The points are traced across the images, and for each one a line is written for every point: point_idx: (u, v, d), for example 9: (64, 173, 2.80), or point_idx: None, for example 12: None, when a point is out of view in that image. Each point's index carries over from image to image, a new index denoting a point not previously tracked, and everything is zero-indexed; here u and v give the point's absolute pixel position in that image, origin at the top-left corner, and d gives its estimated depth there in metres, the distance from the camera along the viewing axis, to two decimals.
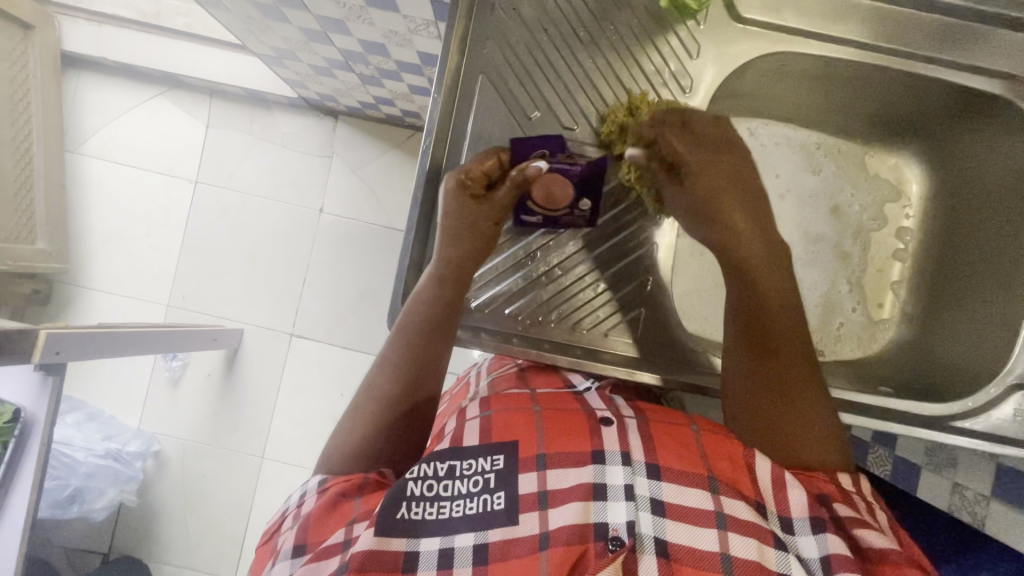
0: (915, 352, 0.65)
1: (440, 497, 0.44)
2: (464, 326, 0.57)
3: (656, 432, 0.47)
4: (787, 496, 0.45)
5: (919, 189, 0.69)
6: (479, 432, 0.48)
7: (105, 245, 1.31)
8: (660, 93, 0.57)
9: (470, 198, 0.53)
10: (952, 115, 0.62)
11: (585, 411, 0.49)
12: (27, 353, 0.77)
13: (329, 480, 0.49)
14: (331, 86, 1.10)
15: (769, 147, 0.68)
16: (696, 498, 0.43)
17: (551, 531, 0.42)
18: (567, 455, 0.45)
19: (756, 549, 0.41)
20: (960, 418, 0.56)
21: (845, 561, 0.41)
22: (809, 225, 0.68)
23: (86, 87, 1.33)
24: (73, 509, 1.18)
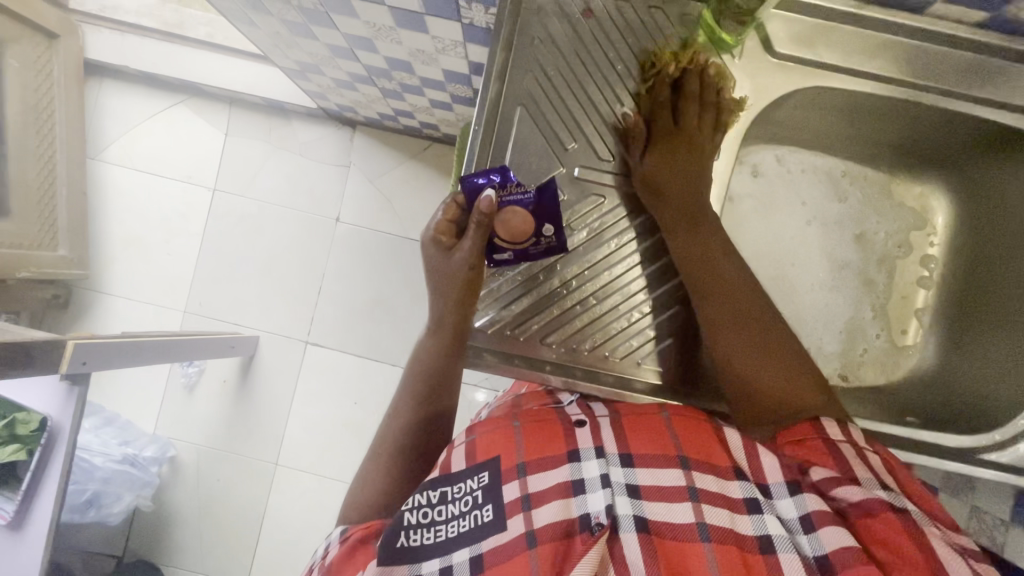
0: (940, 380, 0.67)
1: (435, 522, 0.44)
2: (498, 352, 0.58)
3: (628, 426, 0.48)
4: (761, 462, 0.45)
5: (945, 219, 0.71)
6: (462, 452, 0.48)
7: (123, 251, 1.32)
8: None
9: (443, 248, 0.58)
10: (981, 150, 0.63)
11: (561, 417, 0.50)
12: (55, 363, 0.79)
13: (350, 530, 0.50)
14: (352, 98, 1.11)
15: (796, 174, 0.70)
16: (668, 476, 0.44)
17: (538, 529, 0.42)
18: (543, 458, 0.46)
19: (728, 516, 0.42)
20: (987, 450, 0.57)
21: (823, 514, 0.41)
22: (833, 251, 0.69)
23: (108, 94, 1.34)
24: (90, 514, 1.16)
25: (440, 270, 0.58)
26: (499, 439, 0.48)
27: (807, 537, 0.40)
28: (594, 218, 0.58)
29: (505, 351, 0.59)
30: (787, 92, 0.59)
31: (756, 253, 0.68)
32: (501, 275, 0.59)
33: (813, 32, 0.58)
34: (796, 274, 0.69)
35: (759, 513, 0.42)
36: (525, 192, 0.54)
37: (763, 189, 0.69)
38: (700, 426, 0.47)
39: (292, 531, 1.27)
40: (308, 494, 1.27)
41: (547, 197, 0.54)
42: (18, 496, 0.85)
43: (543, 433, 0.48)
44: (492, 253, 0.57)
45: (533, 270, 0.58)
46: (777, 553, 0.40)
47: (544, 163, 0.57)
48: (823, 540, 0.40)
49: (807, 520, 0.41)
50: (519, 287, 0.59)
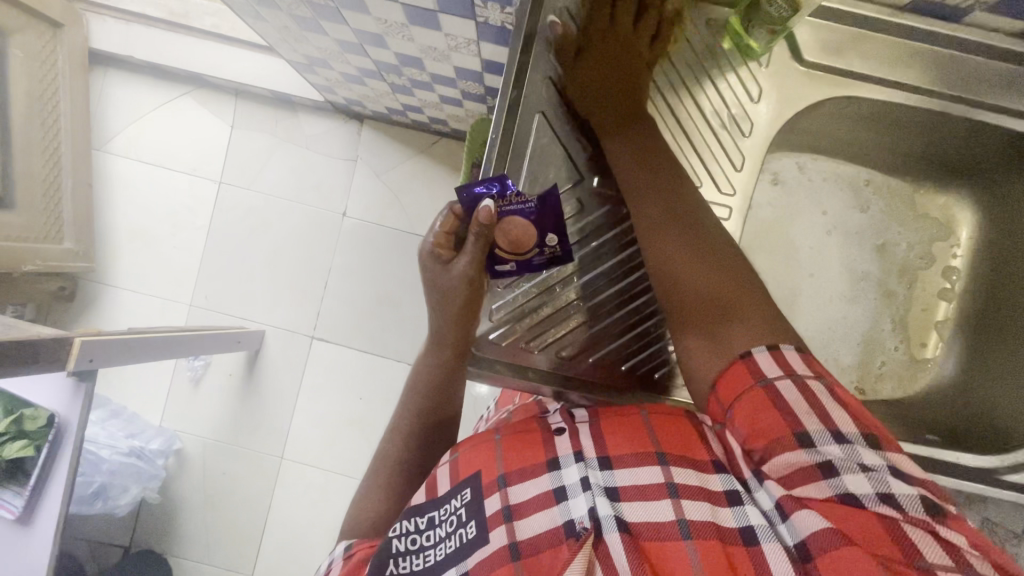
0: (958, 396, 0.66)
1: (424, 548, 0.44)
2: (512, 364, 0.58)
3: (605, 427, 0.45)
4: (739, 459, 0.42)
5: (970, 233, 0.70)
6: (447, 471, 0.48)
7: (130, 243, 1.32)
8: (720, 133, 0.59)
9: (440, 262, 0.56)
10: (1011, 162, 0.63)
11: (541, 424, 0.49)
12: (62, 361, 0.78)
13: (354, 547, 0.50)
14: (361, 92, 1.09)
15: (817, 182, 0.69)
16: (647, 473, 0.41)
17: (520, 542, 0.40)
18: (522, 469, 0.44)
19: (709, 510, 0.39)
20: (1006, 472, 0.57)
21: (795, 502, 0.38)
22: (853, 262, 0.68)
23: (113, 84, 1.32)
24: (97, 505, 1.19)
25: (438, 284, 0.56)
26: (479, 452, 0.47)
27: (785, 527, 0.38)
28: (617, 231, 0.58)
29: (519, 366, 0.58)
30: (818, 101, 0.61)
31: (776, 262, 0.67)
32: (516, 289, 0.58)
33: (845, 42, 0.59)
34: (813, 285, 0.68)
35: (740, 505, 0.40)
36: (525, 201, 0.53)
37: (783, 197, 0.68)
38: (679, 422, 0.45)
39: (298, 525, 1.27)
40: (313, 489, 1.28)
41: (550, 206, 0.54)
42: (26, 491, 0.85)
43: (521, 442, 0.47)
44: (493, 262, 0.56)
45: (550, 280, 0.58)
46: (760, 545, 0.38)
47: (562, 172, 0.57)
48: (799, 529, 0.37)
49: (781, 510, 0.38)
50: (533, 302, 0.58)
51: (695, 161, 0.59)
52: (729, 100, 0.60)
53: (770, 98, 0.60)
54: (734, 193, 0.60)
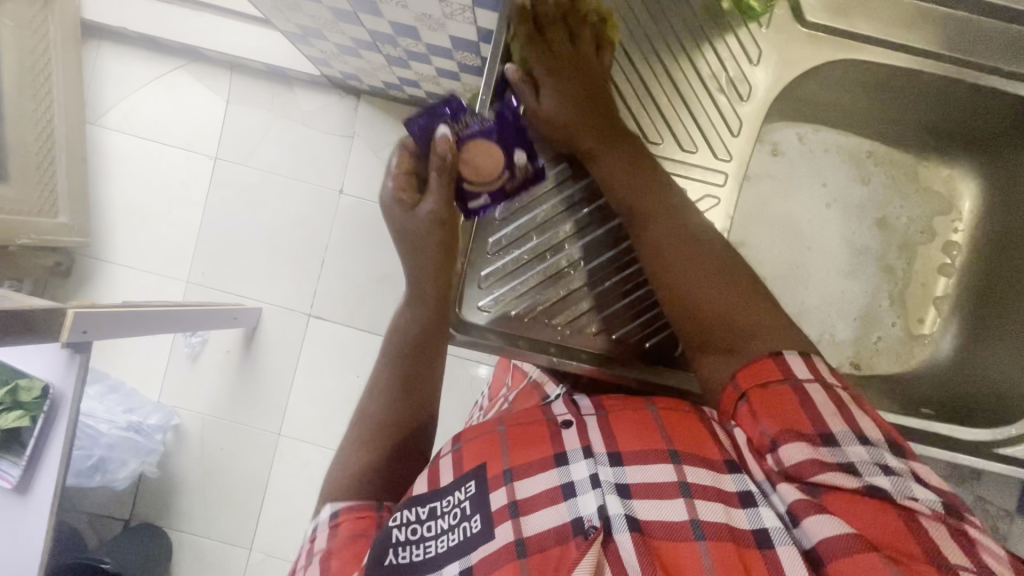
0: (956, 366, 0.74)
1: (425, 539, 0.46)
2: (501, 332, 0.67)
3: (612, 423, 0.49)
4: (751, 463, 0.47)
5: (972, 206, 0.78)
6: (451, 463, 0.50)
7: (126, 219, 1.31)
8: (717, 96, 0.69)
9: (406, 207, 0.61)
10: (1008, 127, 0.71)
11: (547, 416, 0.52)
12: (55, 332, 0.78)
13: (340, 516, 0.52)
14: (356, 65, 1.07)
15: (818, 152, 0.78)
16: (658, 473, 0.45)
17: (528, 538, 0.43)
18: (530, 463, 0.47)
19: (722, 512, 0.43)
20: (1001, 445, 0.62)
21: (807, 505, 0.42)
22: (851, 236, 0.77)
23: (107, 57, 1.31)
24: (96, 478, 1.22)
25: (408, 229, 0.61)
26: (486, 446, 0.50)
27: (798, 532, 0.42)
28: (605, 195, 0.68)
29: (508, 329, 0.67)
30: (814, 67, 0.69)
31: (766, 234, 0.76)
32: (504, 257, 0.67)
33: (850, 4, 0.68)
34: (814, 258, 0.77)
35: (753, 506, 0.44)
36: (482, 122, 0.59)
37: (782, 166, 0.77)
38: (685, 419, 0.49)
39: (297, 501, 1.29)
40: (309, 466, 1.28)
41: (510, 129, 0.60)
42: (23, 461, 0.86)
43: (528, 437, 0.50)
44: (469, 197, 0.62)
45: (541, 252, 0.68)
46: (774, 549, 0.41)
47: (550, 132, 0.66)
48: (812, 532, 0.41)
49: (793, 514, 0.43)
50: (523, 263, 0.68)
51: (696, 132, 0.69)
52: (728, 66, 0.69)
53: (768, 61, 0.69)
54: (730, 160, 0.69)
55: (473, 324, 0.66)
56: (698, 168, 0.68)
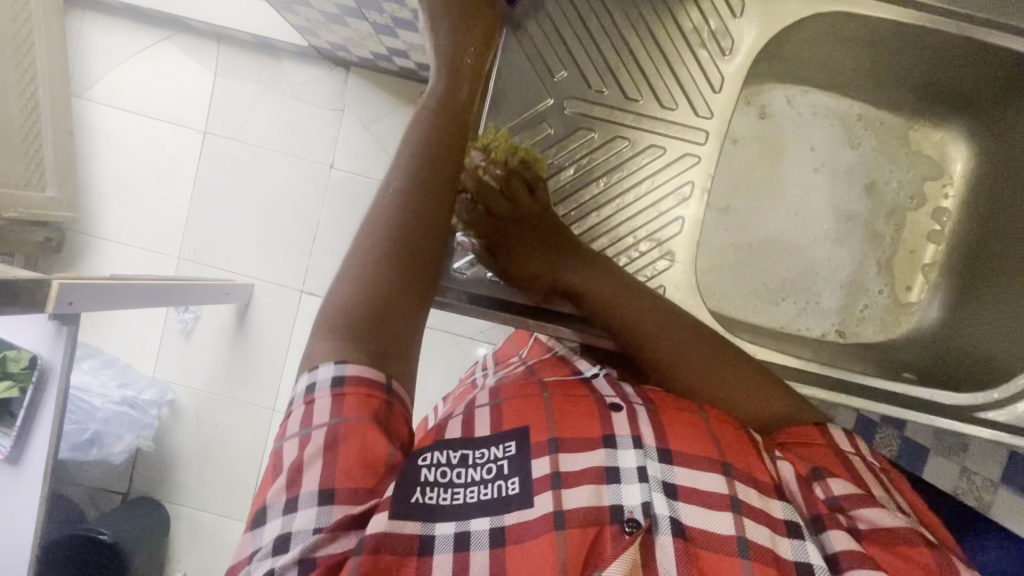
0: (942, 333, 0.79)
1: (454, 485, 0.45)
2: (484, 297, 0.72)
3: (665, 423, 0.50)
4: (797, 492, 0.48)
5: (963, 168, 0.83)
6: (490, 419, 0.50)
7: (116, 195, 1.30)
8: (699, 49, 0.75)
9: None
10: (1003, 91, 0.74)
11: (595, 397, 0.53)
12: (40, 303, 0.77)
13: (346, 386, 0.44)
14: (344, 35, 1.05)
15: (806, 115, 0.84)
16: (711, 482, 0.46)
17: (566, 510, 0.43)
18: (579, 439, 0.47)
19: (768, 537, 0.44)
20: (984, 409, 0.67)
21: (856, 555, 0.43)
22: (843, 203, 0.84)
23: (91, 28, 1.28)
24: (92, 452, 1.23)
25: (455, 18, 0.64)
26: (534, 414, 0.49)
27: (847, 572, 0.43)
28: (581, 152, 0.75)
29: (483, 292, 0.72)
30: (802, 19, 0.73)
31: (764, 200, 0.84)
32: None
33: None
34: (800, 223, 0.84)
35: (799, 537, 0.45)
36: None
37: (767, 129, 0.84)
38: (734, 434, 0.51)
39: None
40: None
41: None
42: (14, 431, 0.87)
43: (578, 415, 0.49)
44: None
45: None
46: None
47: (536, 90, 0.73)
48: None
49: (841, 560, 0.44)
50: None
51: (677, 91, 0.75)
52: (710, 21, 0.74)
53: (752, 15, 0.73)
54: (712, 116, 0.76)
55: (451, 288, 0.71)
56: (677, 126, 0.76)
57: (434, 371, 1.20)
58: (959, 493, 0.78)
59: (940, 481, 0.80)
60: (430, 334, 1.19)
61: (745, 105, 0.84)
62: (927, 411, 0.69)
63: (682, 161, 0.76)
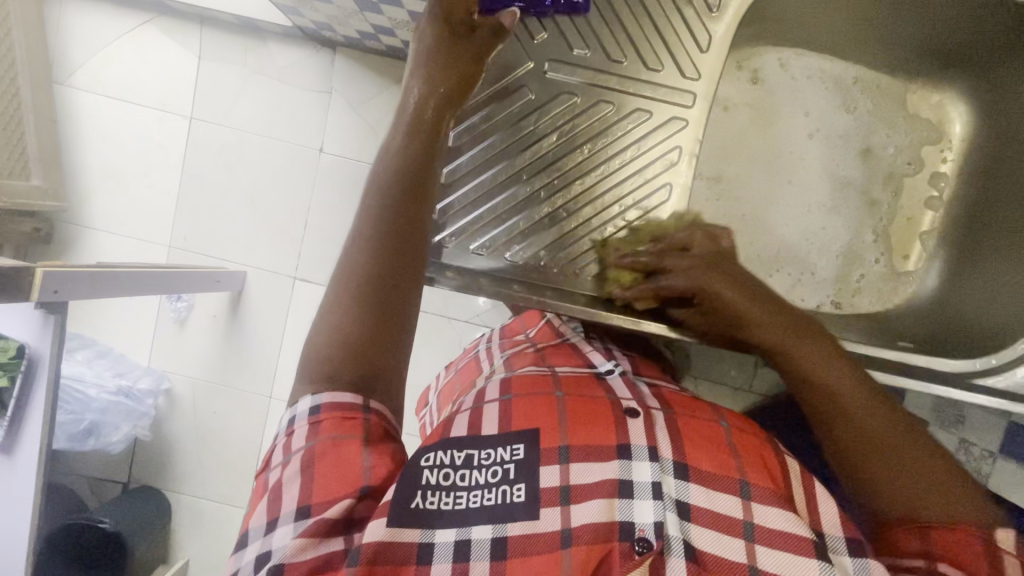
0: (939, 302, 0.78)
1: (457, 487, 0.47)
2: (469, 268, 0.72)
3: (680, 431, 0.51)
4: (820, 510, 0.49)
5: (961, 130, 0.81)
6: (499, 417, 0.51)
7: (102, 183, 1.28)
8: (686, 9, 0.74)
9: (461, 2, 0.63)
10: (1002, 47, 0.72)
11: (612, 401, 0.53)
12: (25, 292, 0.76)
13: (321, 413, 0.46)
14: (327, 12, 1.01)
15: (800, 79, 0.82)
16: (723, 502, 0.47)
17: (574, 528, 0.44)
18: (591, 447, 0.48)
19: (782, 561, 0.44)
20: (982, 375, 0.66)
21: None
22: (839, 169, 0.82)
23: (70, 12, 1.25)
24: (90, 442, 1.25)
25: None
26: (547, 417, 0.51)
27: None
28: (564, 117, 0.74)
29: (466, 263, 0.72)
30: None
31: (754, 167, 0.82)
32: (462, 189, 0.72)
33: None
34: (794, 191, 0.82)
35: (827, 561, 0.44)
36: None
37: (759, 94, 0.82)
38: (753, 444, 0.52)
39: None
40: None
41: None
42: (6, 421, 0.88)
43: (593, 420, 0.50)
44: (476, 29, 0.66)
45: (495, 188, 0.73)
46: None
47: (517, 52, 0.72)
48: None
49: None
50: (495, 186, 0.73)
51: (663, 52, 0.74)
52: None
53: None
54: (700, 79, 0.75)
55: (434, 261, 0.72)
56: (663, 89, 0.75)
57: (430, 355, 1.19)
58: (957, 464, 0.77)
59: None
60: (424, 317, 1.18)
61: (736, 70, 0.82)
62: (925, 380, 0.68)
63: (670, 125, 0.76)
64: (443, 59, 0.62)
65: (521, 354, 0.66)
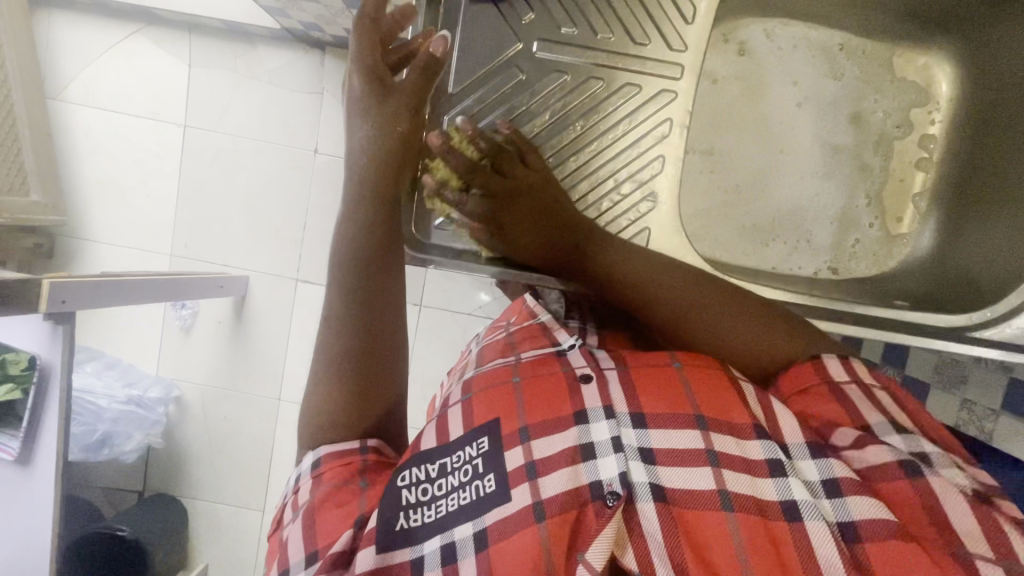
0: (936, 260, 0.79)
1: (435, 498, 0.46)
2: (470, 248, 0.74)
3: (634, 379, 0.49)
4: (777, 419, 0.47)
5: (948, 90, 0.82)
6: (463, 419, 0.50)
7: (101, 196, 1.29)
8: None
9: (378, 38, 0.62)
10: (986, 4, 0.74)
11: (566, 372, 0.52)
12: (32, 304, 0.76)
13: (324, 465, 0.51)
14: (314, 12, 1.01)
15: (787, 49, 0.83)
16: (688, 439, 0.45)
17: (544, 500, 0.43)
18: (550, 421, 0.48)
19: (748, 482, 0.43)
20: (979, 328, 0.67)
21: (851, 484, 0.42)
22: (828, 136, 0.83)
23: (58, 26, 1.26)
24: (104, 452, 1.26)
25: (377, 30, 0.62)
26: (504, 404, 0.50)
27: (833, 503, 0.42)
28: (557, 95, 0.75)
29: (467, 245, 0.75)
30: None
31: (745, 139, 0.83)
32: None
33: None
34: (785, 161, 0.83)
35: (783, 476, 0.43)
36: None
37: (747, 66, 0.82)
38: (710, 377, 0.49)
39: None
40: None
41: None
42: (20, 433, 0.89)
43: (547, 395, 0.50)
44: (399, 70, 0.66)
45: None
46: (803, 522, 0.41)
47: (505, 34, 0.73)
48: (852, 511, 0.41)
49: (836, 487, 0.42)
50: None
51: (649, 25, 0.75)
52: None
53: None
54: (688, 49, 0.75)
55: (433, 245, 0.74)
56: (651, 62, 0.75)
57: (436, 349, 1.20)
58: (962, 424, 0.78)
59: (943, 415, 0.80)
60: (428, 312, 1.19)
61: (722, 43, 0.82)
62: (926, 334, 0.69)
63: (660, 98, 0.76)
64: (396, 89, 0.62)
65: (495, 347, 0.65)
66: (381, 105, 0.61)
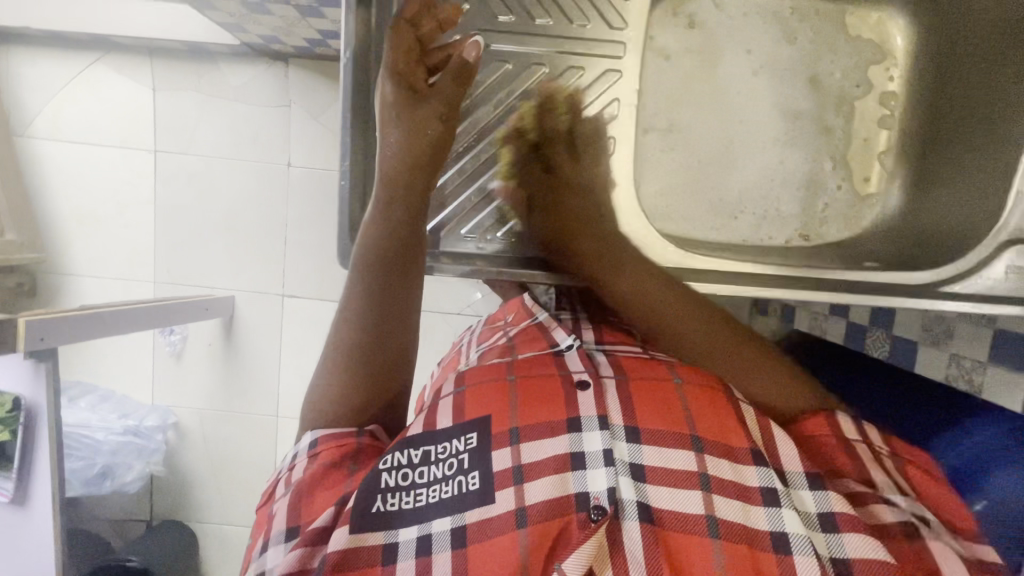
0: (909, 216, 0.79)
1: (417, 485, 0.47)
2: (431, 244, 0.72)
3: (635, 394, 0.51)
4: (777, 447, 0.50)
5: (901, 43, 0.81)
6: (452, 410, 0.51)
7: (80, 228, 1.29)
8: None
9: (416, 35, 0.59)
10: None
11: (564, 375, 0.53)
12: (9, 343, 0.76)
13: (319, 445, 0.51)
14: (271, 24, 1.00)
15: (737, 18, 0.81)
16: (680, 459, 0.46)
17: (528, 506, 0.43)
18: (547, 425, 0.48)
19: (740, 512, 0.44)
20: (951, 282, 0.66)
21: (849, 519, 0.45)
22: (789, 103, 0.82)
23: (18, 63, 1.25)
24: (106, 484, 1.27)
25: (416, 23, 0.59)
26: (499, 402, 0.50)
27: (830, 538, 0.44)
28: (501, 84, 0.75)
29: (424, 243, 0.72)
30: None
31: (706, 113, 0.82)
32: None
33: None
34: (744, 132, 0.82)
35: (775, 505, 0.45)
36: None
37: (697, 38, 0.81)
38: (711, 399, 0.51)
39: None
40: None
41: None
42: (14, 474, 0.88)
43: (543, 398, 0.50)
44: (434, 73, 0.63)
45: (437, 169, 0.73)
46: (791, 554, 0.43)
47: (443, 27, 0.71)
48: (848, 548, 0.43)
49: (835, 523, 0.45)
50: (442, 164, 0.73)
51: (587, 6, 0.75)
52: None
53: None
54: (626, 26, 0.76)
55: None
56: (594, 43, 0.76)
57: (429, 352, 1.20)
58: (951, 379, 0.75)
59: (932, 372, 0.77)
60: None
61: (673, 16, 0.81)
62: (897, 295, 0.68)
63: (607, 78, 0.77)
64: (432, 92, 0.61)
65: (493, 348, 0.64)
66: (412, 111, 0.59)
